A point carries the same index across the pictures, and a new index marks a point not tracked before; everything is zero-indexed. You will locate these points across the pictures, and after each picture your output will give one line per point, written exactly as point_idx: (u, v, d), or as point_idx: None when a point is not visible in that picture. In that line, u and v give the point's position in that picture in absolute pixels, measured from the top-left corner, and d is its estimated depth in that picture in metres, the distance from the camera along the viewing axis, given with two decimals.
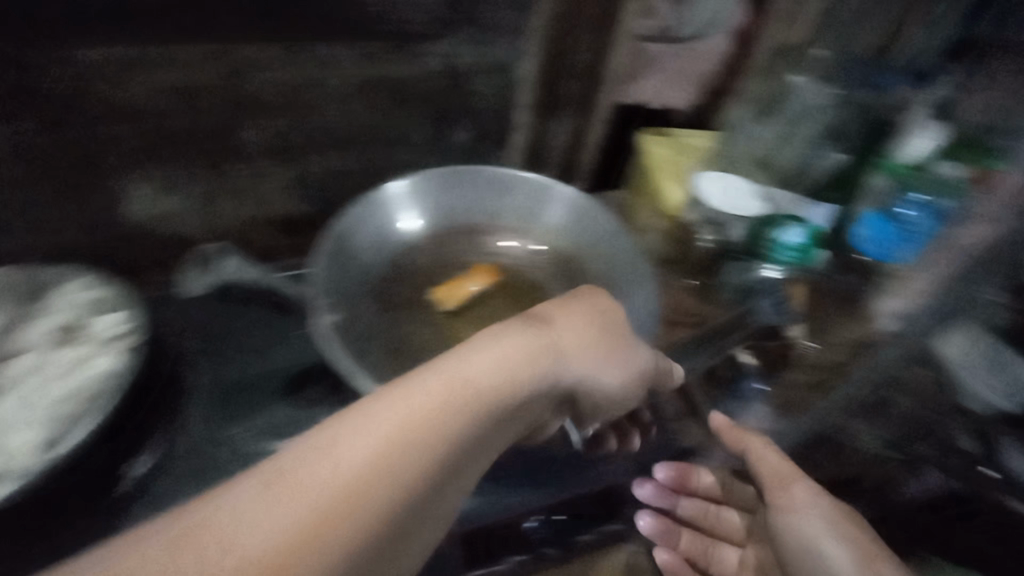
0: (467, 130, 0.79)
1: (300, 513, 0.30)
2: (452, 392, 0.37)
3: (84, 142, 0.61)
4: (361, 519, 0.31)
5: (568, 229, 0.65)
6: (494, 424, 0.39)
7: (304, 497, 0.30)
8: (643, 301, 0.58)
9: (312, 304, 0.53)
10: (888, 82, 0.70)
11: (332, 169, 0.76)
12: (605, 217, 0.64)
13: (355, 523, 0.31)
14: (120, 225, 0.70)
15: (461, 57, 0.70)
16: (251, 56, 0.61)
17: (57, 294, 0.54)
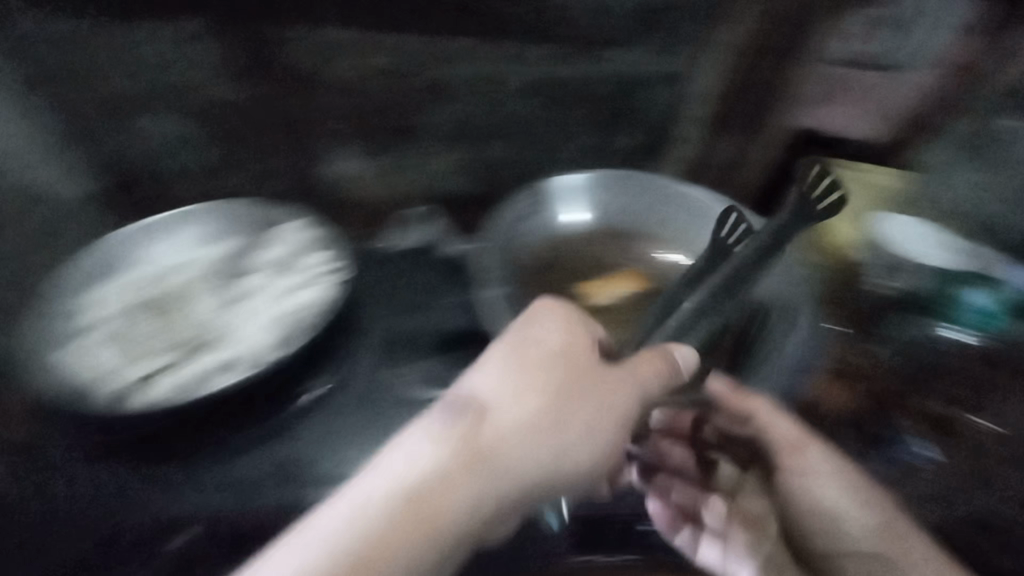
0: (631, 136, 0.79)
1: (371, 532, 0.29)
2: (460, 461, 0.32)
3: (309, 107, 0.72)
4: (424, 528, 0.29)
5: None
6: (533, 475, 0.34)
7: (347, 515, 0.29)
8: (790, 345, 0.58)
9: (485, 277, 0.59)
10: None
11: (499, 157, 0.80)
12: (775, 270, 0.63)
13: (430, 529, 0.30)
14: (316, 182, 0.80)
15: (643, 65, 0.71)
16: (457, 49, 0.68)
17: (272, 231, 0.61)
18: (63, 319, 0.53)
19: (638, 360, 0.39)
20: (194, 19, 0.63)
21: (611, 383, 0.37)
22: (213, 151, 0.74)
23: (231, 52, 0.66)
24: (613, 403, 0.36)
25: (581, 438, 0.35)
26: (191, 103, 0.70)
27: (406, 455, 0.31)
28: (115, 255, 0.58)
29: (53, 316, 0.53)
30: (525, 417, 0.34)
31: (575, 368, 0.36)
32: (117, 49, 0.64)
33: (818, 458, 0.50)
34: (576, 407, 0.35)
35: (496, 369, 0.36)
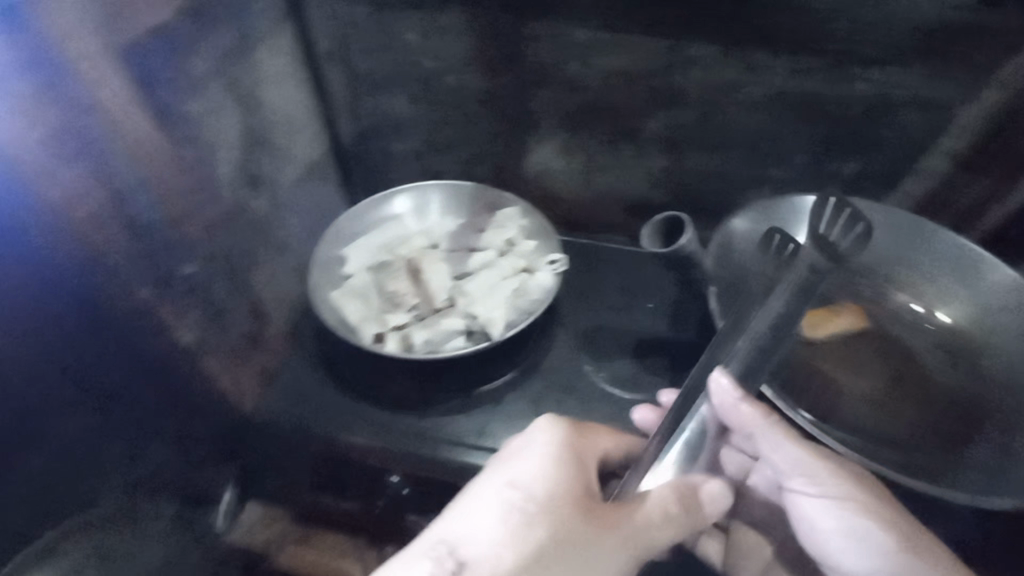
0: (857, 162, 0.73)
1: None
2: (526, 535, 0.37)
3: (532, 101, 0.76)
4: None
5: (987, 312, 0.57)
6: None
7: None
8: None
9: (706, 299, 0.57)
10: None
11: (702, 168, 0.79)
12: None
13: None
14: (517, 170, 0.85)
15: (897, 87, 0.65)
16: (693, 54, 0.67)
17: (500, 213, 0.63)
18: (322, 266, 0.59)
19: (632, 495, 0.41)
20: (456, 13, 0.69)
21: (610, 516, 0.39)
22: (437, 132, 0.82)
23: (477, 45, 0.71)
24: (611, 552, 0.39)
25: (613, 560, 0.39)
26: (432, 87, 0.77)
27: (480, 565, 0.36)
28: (362, 217, 0.63)
29: (316, 263, 0.59)
30: (518, 544, 0.37)
31: (597, 508, 0.40)
32: (385, 34, 0.72)
33: (878, 531, 0.43)
34: (592, 540, 0.38)
35: (536, 460, 0.42)
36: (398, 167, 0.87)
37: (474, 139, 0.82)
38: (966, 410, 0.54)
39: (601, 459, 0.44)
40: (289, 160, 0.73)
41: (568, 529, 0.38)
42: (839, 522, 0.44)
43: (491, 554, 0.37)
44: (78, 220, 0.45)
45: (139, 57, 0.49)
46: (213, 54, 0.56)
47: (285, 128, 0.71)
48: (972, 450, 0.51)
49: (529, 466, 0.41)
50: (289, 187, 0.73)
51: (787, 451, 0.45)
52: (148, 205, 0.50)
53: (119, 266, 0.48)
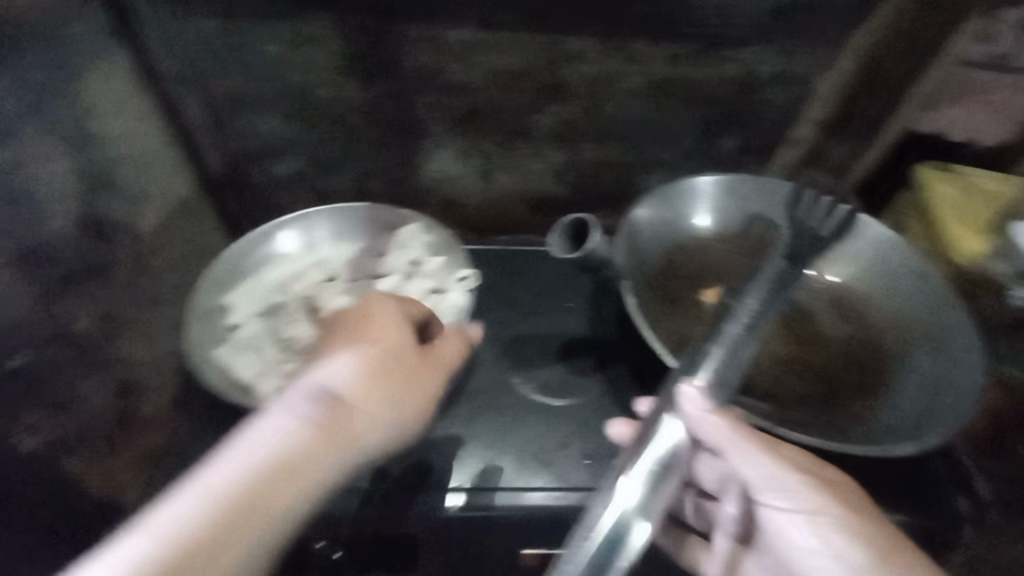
0: (737, 138, 0.77)
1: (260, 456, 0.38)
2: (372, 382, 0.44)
3: (417, 108, 0.72)
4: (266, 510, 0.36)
5: (865, 267, 0.63)
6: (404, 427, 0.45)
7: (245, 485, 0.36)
8: (942, 359, 0.54)
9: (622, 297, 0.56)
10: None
11: (598, 159, 0.79)
12: (927, 277, 0.58)
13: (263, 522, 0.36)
14: (413, 180, 0.81)
15: (763, 66, 0.68)
16: (573, 49, 0.66)
17: (400, 233, 0.59)
18: (201, 319, 0.51)
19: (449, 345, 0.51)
20: (317, 21, 0.63)
21: (438, 360, 0.49)
22: (318, 150, 0.76)
23: (348, 54, 0.66)
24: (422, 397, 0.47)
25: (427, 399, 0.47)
26: (305, 103, 0.70)
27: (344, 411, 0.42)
28: (241, 257, 0.56)
29: (193, 317, 0.51)
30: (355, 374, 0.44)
31: (418, 376, 0.47)
32: (238, 48, 0.64)
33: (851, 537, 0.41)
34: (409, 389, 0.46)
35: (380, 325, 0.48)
36: (280, 189, 0.80)
37: (360, 153, 0.77)
38: (862, 360, 0.58)
39: (417, 314, 0.51)
40: (145, 201, 0.63)
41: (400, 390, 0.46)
42: (814, 533, 0.42)
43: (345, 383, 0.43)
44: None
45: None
46: (13, 97, 0.46)
47: (133, 165, 0.61)
48: (875, 398, 0.55)
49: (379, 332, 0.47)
50: (152, 231, 0.64)
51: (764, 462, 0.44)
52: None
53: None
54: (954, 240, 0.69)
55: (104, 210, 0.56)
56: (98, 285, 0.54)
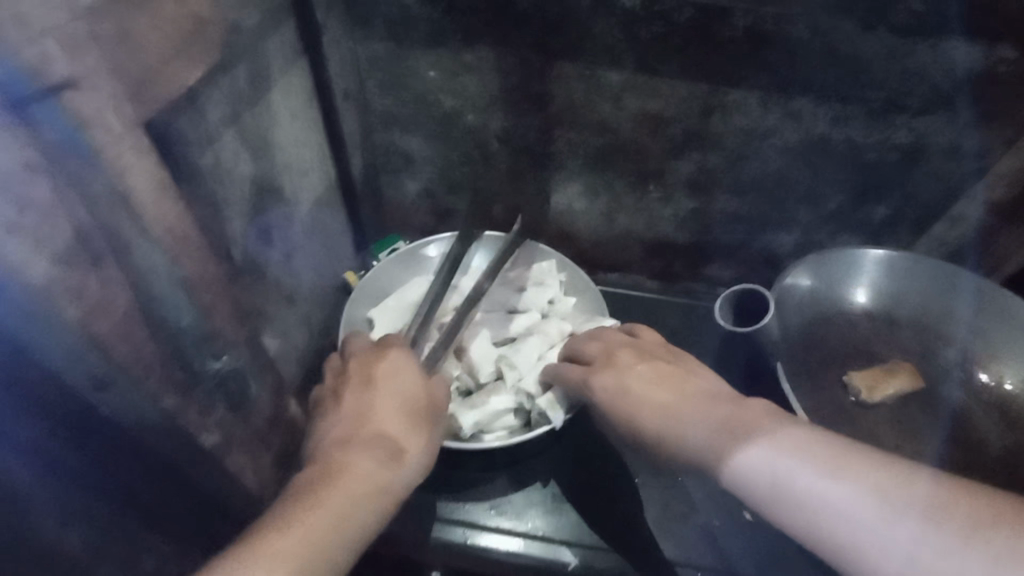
0: (889, 207, 0.72)
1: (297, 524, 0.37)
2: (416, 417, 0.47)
3: (557, 141, 0.72)
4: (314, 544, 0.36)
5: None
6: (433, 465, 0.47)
7: (293, 527, 0.37)
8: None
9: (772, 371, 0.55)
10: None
11: (730, 211, 0.76)
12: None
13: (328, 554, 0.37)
14: (536, 209, 0.81)
15: (936, 136, 0.63)
16: (732, 100, 0.64)
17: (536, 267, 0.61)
18: (350, 331, 0.57)
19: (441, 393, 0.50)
20: (481, 51, 0.64)
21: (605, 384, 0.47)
22: (452, 171, 0.78)
23: (502, 85, 0.67)
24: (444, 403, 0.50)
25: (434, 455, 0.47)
26: (451, 125, 0.72)
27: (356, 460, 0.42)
28: (386, 275, 0.62)
29: (343, 328, 0.57)
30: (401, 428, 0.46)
31: (374, 397, 0.47)
32: (403, 70, 0.67)
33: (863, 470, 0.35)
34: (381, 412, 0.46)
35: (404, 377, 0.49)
36: (408, 203, 0.83)
37: (492, 178, 0.78)
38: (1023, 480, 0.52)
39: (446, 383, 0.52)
40: (297, 206, 0.67)
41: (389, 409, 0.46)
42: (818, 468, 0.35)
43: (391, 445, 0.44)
44: (98, 333, 0.35)
45: (157, 125, 0.40)
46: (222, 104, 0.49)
47: (294, 170, 0.65)
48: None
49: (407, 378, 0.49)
50: (299, 235, 0.68)
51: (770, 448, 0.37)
52: (187, 316, 0.41)
53: (144, 384, 0.39)
54: None
55: (270, 211, 0.60)
56: (257, 282, 0.58)
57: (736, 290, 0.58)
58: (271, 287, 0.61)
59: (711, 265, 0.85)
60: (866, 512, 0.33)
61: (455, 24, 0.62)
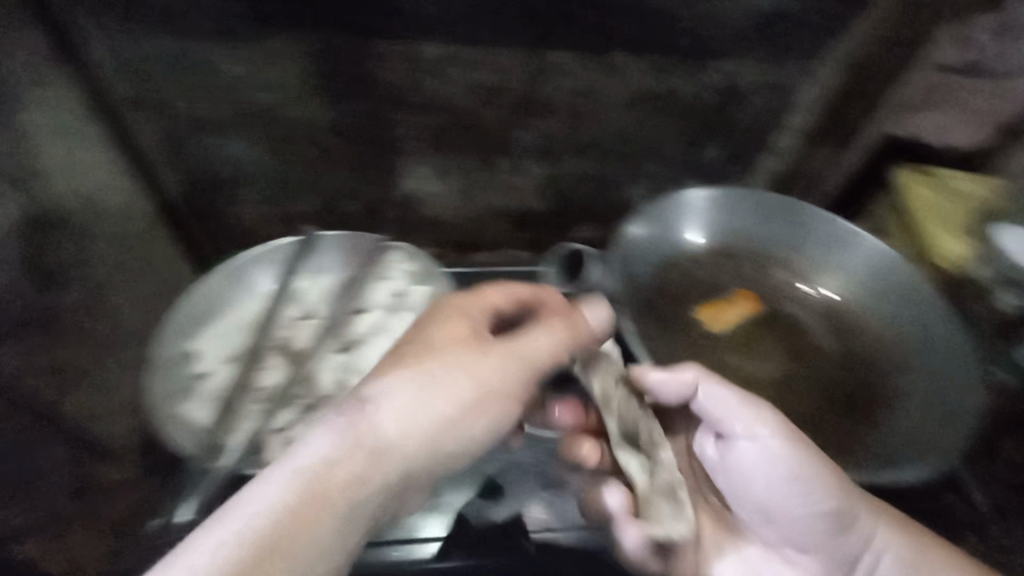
0: (719, 147, 0.76)
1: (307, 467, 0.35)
2: (465, 387, 0.40)
3: (391, 125, 0.68)
4: (303, 500, 0.34)
5: (859, 279, 0.61)
6: (470, 442, 0.40)
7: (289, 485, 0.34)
8: (946, 386, 0.53)
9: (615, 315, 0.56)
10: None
11: (579, 172, 0.77)
12: (921, 291, 0.56)
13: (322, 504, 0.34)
14: (389, 198, 0.77)
15: (745, 74, 0.67)
16: (553, 62, 0.63)
17: (380, 260, 0.56)
18: (167, 369, 0.47)
19: (536, 334, 0.44)
20: (280, 37, 0.58)
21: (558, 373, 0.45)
22: (285, 171, 0.71)
23: (313, 71, 0.62)
24: (555, 331, 0.44)
25: (486, 425, 0.41)
26: (270, 121, 0.66)
27: (374, 406, 0.39)
28: (206, 296, 0.51)
29: (157, 369, 0.47)
30: (441, 405, 0.39)
31: (490, 351, 0.42)
32: (195, 67, 0.59)
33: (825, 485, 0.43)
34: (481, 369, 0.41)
35: (492, 347, 0.43)
36: (247, 212, 0.75)
37: (334, 174, 0.73)
38: (856, 373, 0.58)
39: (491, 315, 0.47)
40: (96, 238, 0.58)
41: (420, 375, 0.40)
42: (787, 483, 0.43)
43: (392, 427, 0.38)
44: None
45: None
46: None
47: (80, 198, 0.56)
48: (875, 415, 0.54)
49: (489, 343, 0.43)
50: (106, 270, 0.59)
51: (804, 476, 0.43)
52: None
53: None
54: (936, 245, 0.69)
55: (55, 249, 0.52)
56: (47, 337, 0.49)
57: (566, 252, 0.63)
58: (73, 335, 0.53)
59: (576, 227, 0.86)
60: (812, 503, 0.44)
61: (241, 9, 0.56)
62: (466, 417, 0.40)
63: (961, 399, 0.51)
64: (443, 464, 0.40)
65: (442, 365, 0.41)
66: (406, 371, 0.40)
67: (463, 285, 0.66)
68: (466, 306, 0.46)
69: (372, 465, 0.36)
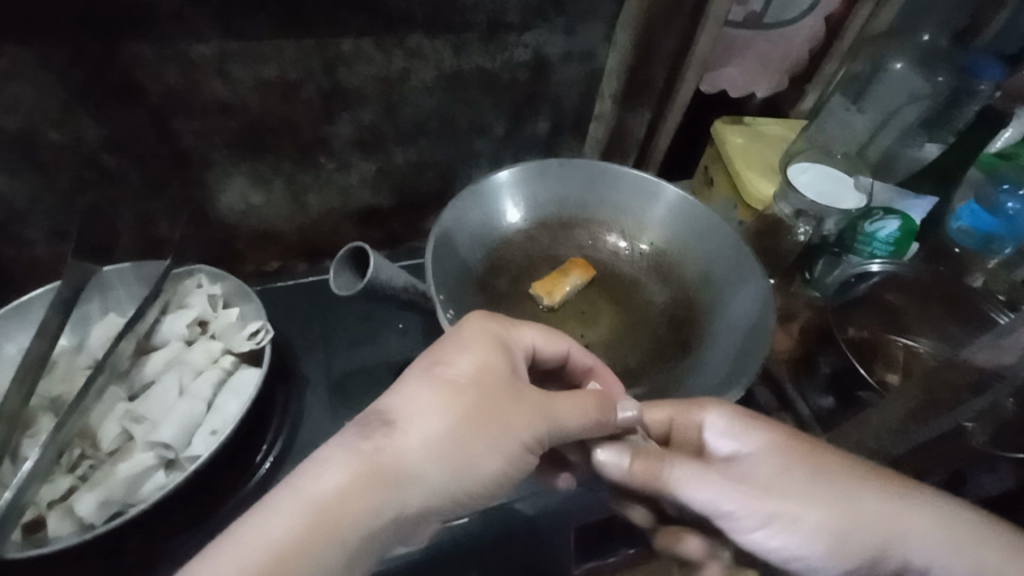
0: (547, 120, 0.77)
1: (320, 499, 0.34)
2: (473, 412, 0.38)
3: (185, 136, 0.61)
4: (313, 530, 0.33)
5: (674, 231, 0.64)
6: (489, 475, 0.38)
7: (298, 512, 0.33)
8: (747, 315, 0.57)
9: (428, 298, 0.53)
10: (980, 65, 0.67)
11: (413, 161, 0.75)
12: (724, 231, 0.61)
13: (331, 539, 0.33)
14: (211, 218, 0.70)
15: (550, 45, 0.68)
16: (347, 49, 0.60)
17: (179, 288, 0.52)
18: None
19: (567, 402, 0.42)
20: (10, 50, 0.50)
21: (528, 398, 0.40)
22: (71, 205, 0.62)
23: (67, 86, 0.53)
24: (588, 412, 0.42)
25: (497, 452, 0.38)
26: (32, 150, 0.57)
27: (401, 429, 0.36)
28: None
29: None
30: (442, 431, 0.37)
31: (524, 393, 0.40)
32: None
33: (852, 496, 0.40)
34: (514, 411, 0.39)
35: (471, 354, 0.40)
36: (39, 257, 0.65)
37: (132, 199, 0.64)
38: (681, 319, 0.61)
39: (521, 348, 0.44)
40: None
41: (469, 398, 0.38)
42: (778, 533, 0.40)
43: (414, 453, 0.36)
44: None
45: None
46: None
47: None
48: (692, 352, 0.58)
49: (493, 357, 0.41)
50: None
51: (795, 524, 0.39)
52: None
53: None
54: (747, 188, 0.74)
55: None
56: None
57: (351, 249, 0.47)
58: None
59: (427, 218, 0.84)
60: (841, 539, 0.39)
61: None
62: (490, 449, 0.38)
63: (765, 325, 0.55)
64: (458, 500, 0.38)
65: (477, 405, 0.38)
66: (425, 401, 0.38)
67: (296, 297, 0.62)
68: (486, 326, 0.42)
69: (385, 484, 0.35)
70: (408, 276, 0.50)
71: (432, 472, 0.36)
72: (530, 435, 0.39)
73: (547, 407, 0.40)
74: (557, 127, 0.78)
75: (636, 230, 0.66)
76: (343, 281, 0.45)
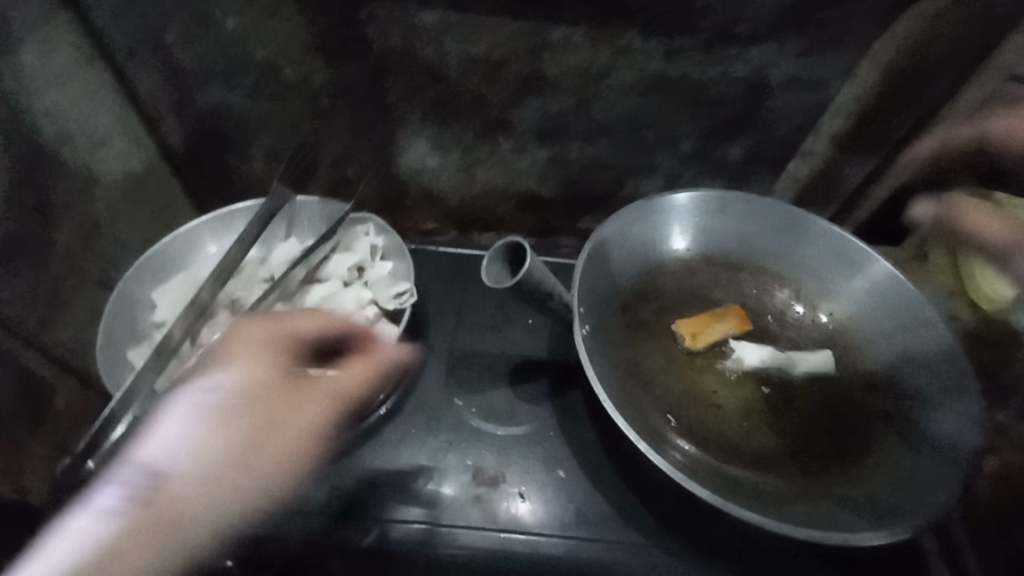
0: (743, 146, 0.69)
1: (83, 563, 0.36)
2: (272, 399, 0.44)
3: (391, 93, 0.65)
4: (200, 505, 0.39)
5: (866, 309, 0.55)
6: (267, 469, 0.42)
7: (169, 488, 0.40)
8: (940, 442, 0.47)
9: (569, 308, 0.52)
10: None
11: (588, 160, 0.72)
12: (935, 331, 0.51)
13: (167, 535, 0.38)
14: (391, 169, 0.75)
15: (775, 66, 0.60)
16: (557, 38, 0.59)
17: (351, 231, 0.56)
18: (123, 311, 0.53)
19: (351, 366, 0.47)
20: None
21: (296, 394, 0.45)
22: (288, 133, 0.70)
23: (311, 29, 0.59)
24: (365, 375, 0.47)
25: (284, 450, 0.43)
26: (271, 81, 0.65)
27: (175, 475, 0.40)
28: (174, 249, 0.57)
29: (113, 310, 0.53)
30: (214, 435, 0.42)
31: (310, 386, 0.45)
32: (194, 19, 0.58)
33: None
34: (305, 409, 0.44)
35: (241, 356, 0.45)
36: (253, 170, 0.75)
37: (333, 138, 0.71)
38: (844, 415, 0.52)
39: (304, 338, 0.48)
40: (93, 184, 0.60)
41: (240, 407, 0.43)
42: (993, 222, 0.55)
43: (182, 479, 0.40)
44: None
45: None
46: None
47: (78, 144, 0.58)
48: (853, 460, 0.49)
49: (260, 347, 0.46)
50: (96, 216, 0.61)
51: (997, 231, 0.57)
52: None
53: None
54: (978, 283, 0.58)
55: (40, 188, 0.54)
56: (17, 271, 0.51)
57: (509, 244, 0.46)
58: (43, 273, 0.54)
59: (582, 218, 0.81)
60: None
61: None
62: (283, 457, 0.43)
63: None
64: (259, 503, 0.43)
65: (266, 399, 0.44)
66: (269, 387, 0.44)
67: (445, 266, 0.65)
68: (259, 327, 0.47)
69: (172, 520, 0.39)
70: (559, 282, 0.49)
71: (214, 513, 0.40)
72: (327, 416, 0.45)
73: (351, 382, 0.46)
74: (752, 155, 0.70)
75: (813, 296, 0.57)
76: (492, 273, 0.45)
